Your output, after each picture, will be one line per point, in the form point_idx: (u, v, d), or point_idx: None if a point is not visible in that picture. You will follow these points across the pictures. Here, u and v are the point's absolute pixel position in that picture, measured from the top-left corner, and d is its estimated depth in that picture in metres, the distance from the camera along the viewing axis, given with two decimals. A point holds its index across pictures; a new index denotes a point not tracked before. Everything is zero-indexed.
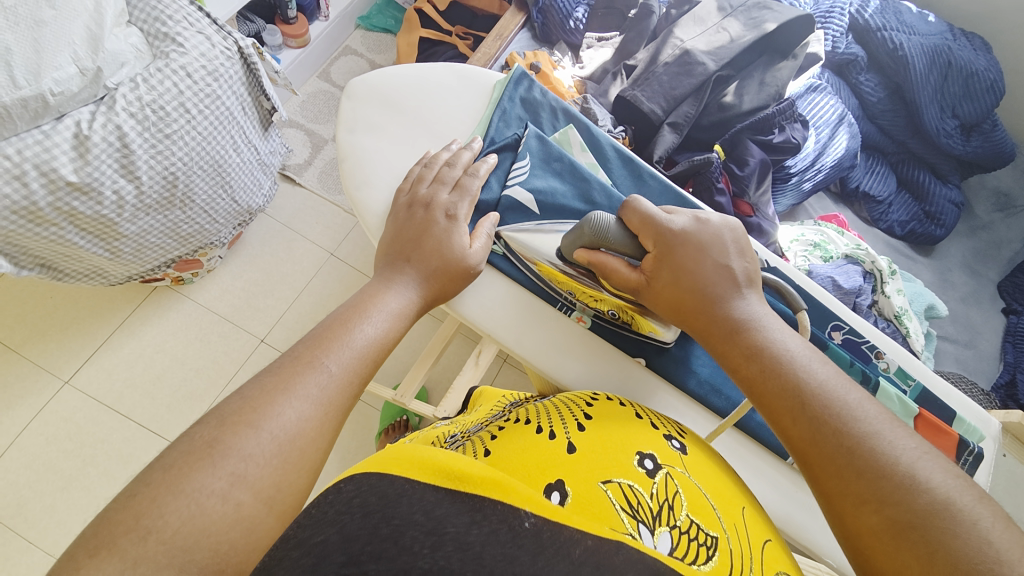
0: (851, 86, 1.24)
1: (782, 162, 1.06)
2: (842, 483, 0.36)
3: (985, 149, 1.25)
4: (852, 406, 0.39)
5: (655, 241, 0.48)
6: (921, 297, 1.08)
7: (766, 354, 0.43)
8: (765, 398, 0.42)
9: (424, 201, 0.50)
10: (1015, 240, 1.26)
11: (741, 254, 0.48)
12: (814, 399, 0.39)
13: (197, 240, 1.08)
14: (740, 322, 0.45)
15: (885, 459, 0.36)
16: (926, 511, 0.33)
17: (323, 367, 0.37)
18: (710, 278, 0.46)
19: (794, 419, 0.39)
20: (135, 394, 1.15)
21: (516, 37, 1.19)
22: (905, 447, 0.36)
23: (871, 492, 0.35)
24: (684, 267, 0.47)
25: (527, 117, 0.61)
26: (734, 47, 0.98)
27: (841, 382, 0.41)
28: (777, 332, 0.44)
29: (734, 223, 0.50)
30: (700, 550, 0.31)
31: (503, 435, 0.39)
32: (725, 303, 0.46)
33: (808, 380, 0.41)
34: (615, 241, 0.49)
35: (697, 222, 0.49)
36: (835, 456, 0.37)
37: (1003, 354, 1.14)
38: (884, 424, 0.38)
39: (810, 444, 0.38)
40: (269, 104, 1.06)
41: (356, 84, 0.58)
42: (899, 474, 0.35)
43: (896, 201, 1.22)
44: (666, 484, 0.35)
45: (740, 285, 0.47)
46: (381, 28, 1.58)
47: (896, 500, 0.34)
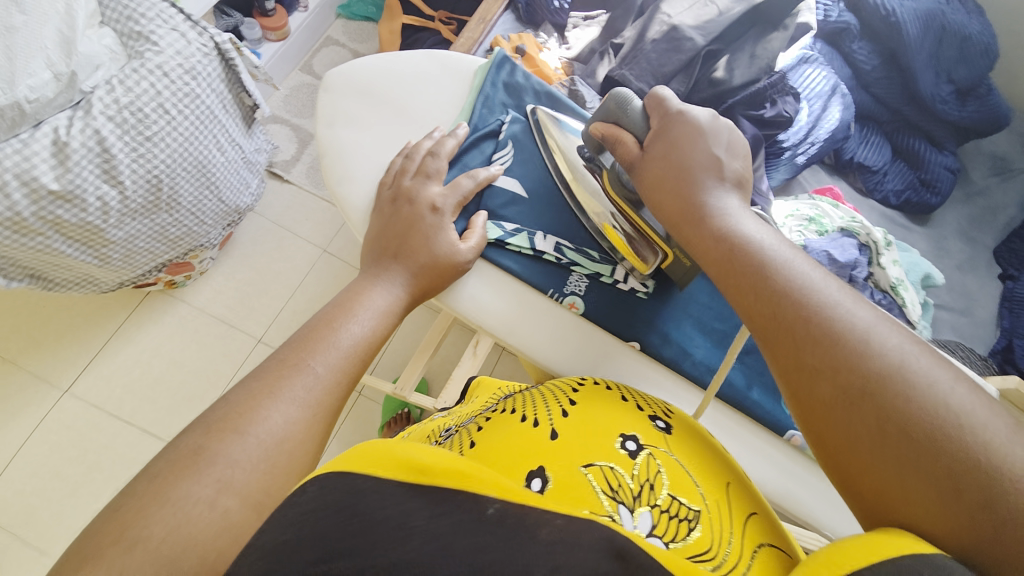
0: (844, 55, 1.22)
1: (775, 137, 1.04)
2: (796, 351, 0.35)
3: (980, 114, 1.23)
4: (814, 281, 0.37)
5: (659, 126, 0.48)
6: (916, 266, 1.08)
7: (734, 236, 0.42)
8: (730, 276, 0.41)
9: (407, 195, 0.49)
10: (1011, 206, 1.25)
11: (729, 150, 0.47)
12: (777, 272, 0.38)
13: (186, 242, 1.07)
14: (710, 210, 0.44)
15: (842, 326, 0.34)
16: (879, 374, 0.32)
17: (310, 369, 0.37)
18: (692, 167, 0.45)
19: (755, 292, 0.39)
20: (136, 398, 1.15)
21: (500, 19, 1.15)
22: (866, 317, 0.35)
23: (823, 355, 0.34)
24: (671, 160, 0.47)
25: (510, 103, 0.59)
26: (723, 19, 0.96)
27: (808, 261, 0.39)
28: (748, 219, 0.43)
29: (732, 125, 0.48)
30: (680, 526, 0.32)
31: (489, 425, 0.40)
32: (699, 192, 0.45)
33: (773, 257, 0.39)
34: (629, 125, 0.50)
35: (691, 118, 0.47)
36: (792, 324, 0.36)
37: (999, 319, 1.14)
38: (847, 298, 0.36)
39: (767, 316, 0.37)
40: (250, 101, 1.04)
41: (332, 75, 0.57)
42: (854, 338, 0.34)
43: (890, 170, 1.21)
44: (649, 464, 0.35)
45: (721, 178, 0.45)
46: (362, 16, 1.54)
47: (848, 363, 0.33)
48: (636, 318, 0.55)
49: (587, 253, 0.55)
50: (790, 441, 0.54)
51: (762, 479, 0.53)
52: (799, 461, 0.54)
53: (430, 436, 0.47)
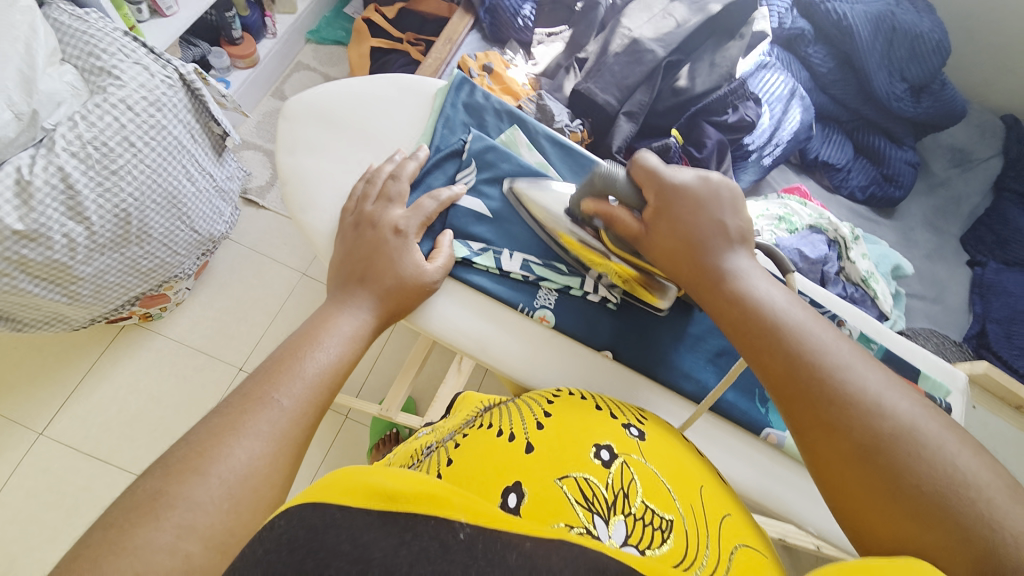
0: (801, 59, 1.26)
1: (740, 141, 1.07)
2: (815, 413, 0.37)
3: (935, 109, 1.28)
4: (826, 343, 0.40)
5: (657, 194, 0.48)
6: (886, 258, 1.11)
7: (747, 299, 0.43)
8: (744, 337, 0.43)
9: (370, 219, 0.49)
10: (973, 195, 1.29)
11: (735, 209, 0.48)
12: (792, 337, 0.40)
13: (160, 274, 1.05)
14: (723, 271, 0.45)
15: (854, 389, 0.37)
16: (890, 437, 0.35)
17: (274, 401, 0.36)
18: (701, 231, 0.46)
19: (772, 354, 0.40)
20: (115, 437, 1.12)
21: (466, 39, 1.18)
22: (877, 380, 0.37)
23: (840, 419, 0.36)
24: (678, 225, 0.47)
25: (471, 122, 0.60)
26: (681, 31, 0.99)
27: (820, 323, 0.41)
28: (760, 280, 0.45)
29: (730, 182, 0.49)
30: (654, 534, 0.32)
31: (465, 441, 0.39)
32: (712, 252, 0.46)
33: (787, 320, 0.41)
34: (623, 196, 0.50)
35: (692, 182, 0.48)
36: (810, 388, 0.38)
37: (971, 306, 1.17)
38: (857, 360, 0.39)
39: (785, 380, 0.39)
40: (219, 129, 1.03)
41: (291, 104, 0.57)
42: (866, 402, 0.36)
43: (854, 167, 1.24)
44: (622, 472, 0.35)
45: (731, 239, 0.47)
46: (331, 40, 1.55)
47: (861, 426, 0.35)
48: (608, 328, 0.55)
49: (555, 267, 0.55)
50: (768, 440, 0.54)
51: (743, 481, 0.53)
52: (779, 460, 0.54)
53: (413, 455, 0.46)
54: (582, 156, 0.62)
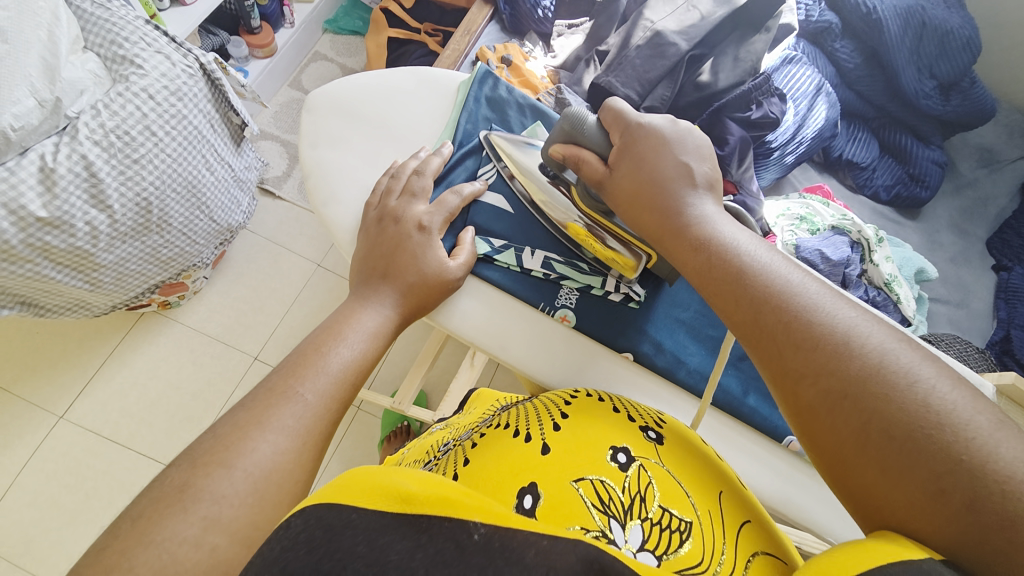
0: (827, 54, 1.23)
1: (763, 138, 1.04)
2: (780, 359, 0.35)
3: (966, 108, 1.24)
4: (792, 284, 0.37)
5: (623, 134, 0.49)
6: (910, 261, 1.08)
7: (713, 242, 0.42)
8: (710, 283, 0.41)
9: (393, 214, 0.49)
10: (1001, 196, 1.26)
11: (700, 156, 0.47)
12: (755, 279, 0.38)
13: (179, 263, 1.06)
14: (689, 216, 0.44)
15: (821, 330, 0.34)
16: (860, 378, 0.32)
17: (299, 396, 0.36)
18: (665, 174, 0.45)
19: (735, 298, 0.39)
20: (133, 422, 1.14)
21: (485, 30, 1.16)
22: (847, 316, 0.35)
23: (807, 363, 0.34)
24: (641, 168, 0.46)
25: (494, 117, 0.60)
26: (705, 25, 0.96)
27: (788, 264, 0.39)
28: (726, 223, 0.43)
29: (695, 129, 0.48)
30: (671, 537, 0.32)
31: (483, 442, 0.39)
32: (676, 197, 0.45)
33: (751, 262, 0.39)
34: (589, 140, 0.50)
35: (655, 126, 0.48)
36: (774, 332, 0.36)
37: (995, 310, 1.14)
38: (826, 299, 0.36)
39: (751, 325, 0.37)
40: (238, 119, 1.04)
41: (314, 96, 0.57)
42: (834, 340, 0.34)
43: (879, 166, 1.21)
44: (639, 476, 0.35)
45: (697, 182, 0.45)
46: (349, 31, 1.54)
47: (831, 369, 0.33)
48: (627, 329, 0.54)
49: (576, 265, 0.55)
50: (788, 447, 0.53)
51: (762, 486, 0.52)
52: (799, 467, 0.53)
53: (428, 452, 0.46)
54: None
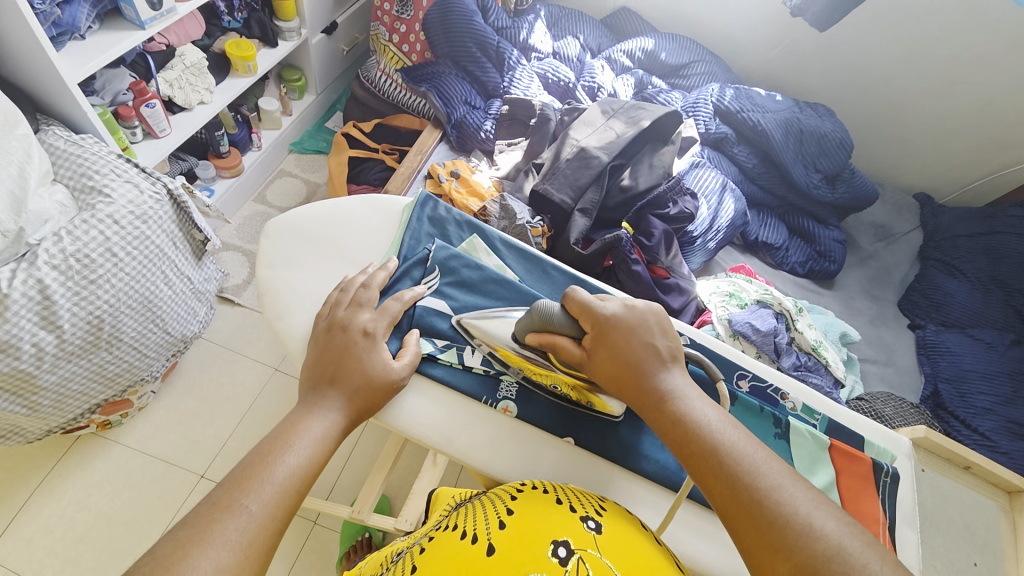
0: (729, 157, 1.45)
1: (684, 229, 1.19)
2: (759, 534, 0.40)
3: (851, 194, 1.45)
4: (759, 463, 0.44)
5: (593, 323, 0.53)
6: (832, 326, 1.20)
7: (688, 420, 0.47)
8: (691, 458, 0.46)
9: (340, 323, 0.53)
10: (900, 264, 1.44)
11: (665, 332, 0.54)
12: (729, 458, 0.44)
13: (127, 378, 1.03)
14: (663, 392, 0.50)
15: (787, 509, 0.40)
16: (825, 557, 0.37)
17: (243, 508, 0.38)
18: (638, 356, 0.51)
19: (715, 474, 0.44)
20: (54, 564, 1.01)
21: (436, 149, 1.33)
22: (803, 497, 0.41)
23: (783, 542, 0.39)
24: (615, 351, 0.51)
25: (435, 232, 0.68)
26: (622, 140, 1.15)
27: (755, 442, 0.46)
28: (697, 400, 0.49)
29: (651, 305, 0.55)
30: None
31: (431, 544, 0.39)
32: (651, 375, 0.51)
33: (723, 442, 0.45)
34: (559, 325, 0.54)
35: (621, 312, 0.53)
36: (750, 508, 0.41)
37: (920, 366, 1.26)
38: (786, 479, 0.42)
39: (728, 498, 0.42)
40: (201, 235, 1.08)
41: (273, 224, 0.64)
42: (801, 524, 0.39)
43: (791, 245, 1.38)
44: (578, 570, 0.35)
45: (664, 359, 0.52)
46: (313, 150, 1.70)
47: (801, 547, 0.38)
48: (569, 415, 0.58)
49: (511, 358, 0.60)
50: None
51: (711, 561, 0.54)
52: None
53: (379, 563, 0.44)
54: (536, 257, 0.69)
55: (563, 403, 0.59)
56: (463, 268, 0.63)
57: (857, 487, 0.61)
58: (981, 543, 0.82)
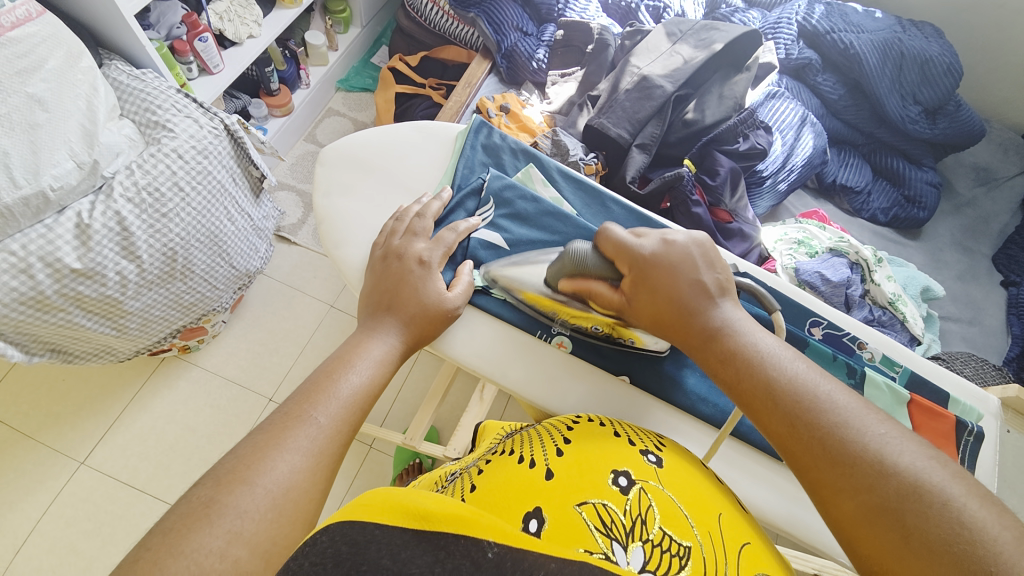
0: (810, 87, 1.28)
1: (753, 167, 1.09)
2: (823, 474, 0.38)
3: (954, 130, 1.26)
4: (821, 398, 0.40)
5: (631, 266, 0.50)
6: (914, 280, 1.09)
7: (740, 357, 0.45)
8: (745, 399, 0.43)
9: (396, 252, 0.53)
10: (1002, 213, 1.26)
11: (712, 266, 0.50)
12: (787, 395, 0.41)
13: (199, 308, 1.11)
14: (713, 330, 0.47)
15: (855, 446, 0.37)
16: (900, 494, 0.35)
17: (312, 419, 0.39)
18: (682, 292, 0.48)
19: (770, 414, 0.41)
20: (150, 466, 1.16)
21: (485, 82, 1.26)
22: (876, 431, 0.38)
23: (854, 480, 0.36)
24: (657, 287, 0.49)
25: (490, 162, 0.65)
26: (689, 67, 1.04)
27: (815, 375, 0.42)
28: (752, 335, 0.46)
29: (695, 236, 0.51)
30: (672, 561, 0.31)
31: (488, 467, 0.39)
32: (699, 311, 0.48)
33: (781, 379, 0.42)
34: (593, 267, 0.52)
35: (661, 246, 0.50)
36: (812, 447, 0.39)
37: (1009, 327, 1.13)
38: (854, 413, 0.39)
39: (787, 436, 0.40)
40: (258, 172, 1.11)
41: (327, 151, 0.63)
42: (872, 461, 0.36)
43: (874, 189, 1.24)
44: (639, 499, 0.35)
45: (713, 293, 0.49)
46: (359, 88, 1.67)
47: (871, 486, 0.36)
48: (625, 355, 0.57)
49: None
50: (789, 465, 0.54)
51: (765, 503, 0.54)
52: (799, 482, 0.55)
53: (435, 482, 0.46)
54: (595, 189, 0.65)
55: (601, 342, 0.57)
56: (518, 201, 0.61)
57: (936, 444, 0.57)
58: None
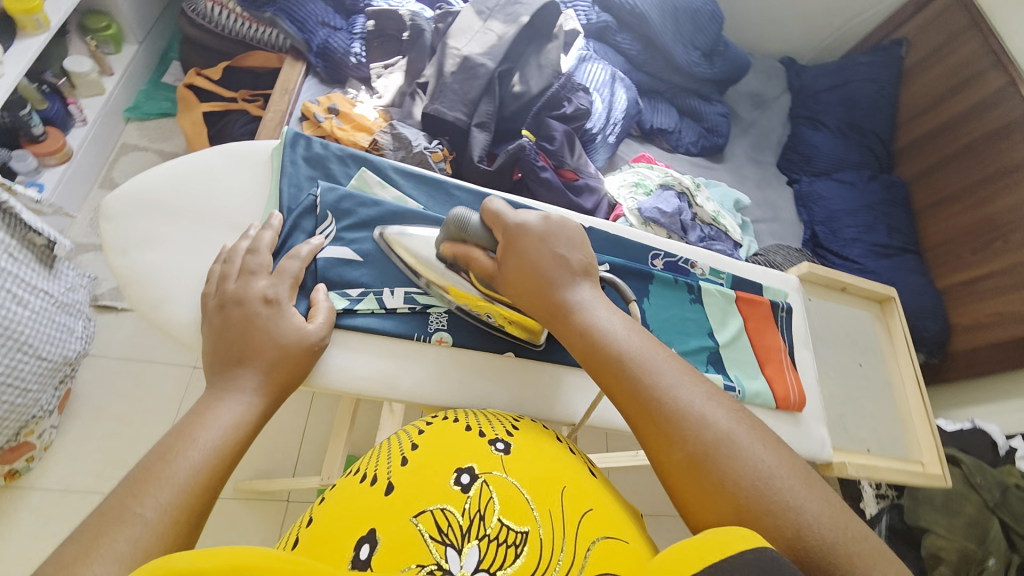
0: (614, 47, 1.41)
1: (582, 127, 1.18)
2: (656, 430, 0.41)
3: (728, 67, 1.49)
4: (659, 363, 0.44)
5: (504, 233, 0.52)
6: (727, 195, 1.29)
7: (592, 330, 0.47)
8: (596, 364, 0.46)
9: (233, 297, 0.48)
10: (778, 127, 1.54)
11: (576, 247, 0.52)
12: (629, 360, 0.44)
13: (12, 419, 0.89)
14: (570, 305, 0.49)
15: (682, 404, 0.41)
16: (714, 445, 0.39)
17: (137, 517, 0.34)
18: (546, 270, 0.50)
19: (617, 378, 0.44)
20: None
21: (303, 87, 1.14)
22: (698, 392, 0.42)
23: (679, 434, 0.40)
24: (524, 262, 0.50)
25: (317, 174, 0.61)
26: (503, 42, 1.07)
27: (655, 345, 0.46)
28: (603, 310, 0.48)
29: (564, 220, 0.53)
30: (508, 551, 0.34)
31: (332, 496, 0.40)
32: (558, 289, 0.49)
33: (625, 347, 0.45)
34: (473, 237, 0.53)
35: (530, 224, 0.52)
36: (648, 406, 0.42)
37: (801, 216, 1.40)
38: (684, 377, 0.43)
39: (628, 397, 0.43)
40: (43, 238, 0.88)
41: (110, 203, 0.54)
42: (694, 415, 0.40)
43: (683, 127, 1.42)
44: (479, 495, 0.37)
45: (574, 272, 0.50)
46: (157, 114, 1.42)
47: (693, 438, 0.39)
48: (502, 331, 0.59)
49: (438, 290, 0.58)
50: None
51: None
52: None
53: None
54: (434, 180, 0.65)
55: (489, 329, 0.58)
56: (359, 209, 0.59)
57: (762, 325, 0.70)
58: (862, 347, 0.97)
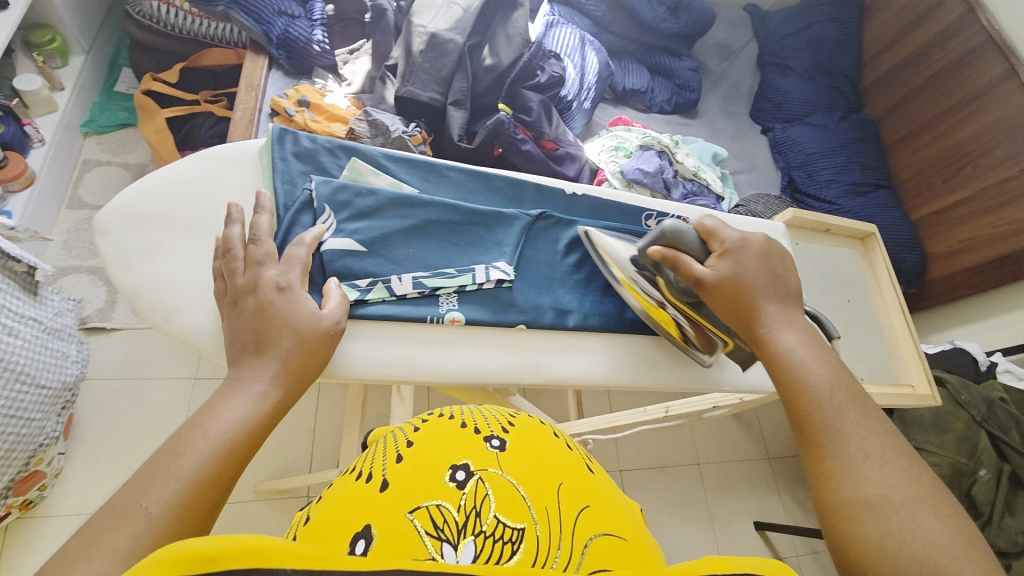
0: (579, 10, 1.39)
1: (557, 95, 1.18)
2: (832, 456, 0.39)
3: (694, 21, 1.47)
4: (849, 402, 0.42)
5: (722, 246, 0.54)
6: (705, 149, 1.31)
7: (787, 354, 0.46)
8: (782, 379, 0.46)
9: (246, 289, 0.48)
10: (746, 77, 1.56)
11: (785, 280, 0.53)
12: (818, 389, 0.43)
13: (21, 450, 0.89)
14: (769, 326, 0.49)
15: (867, 444, 0.39)
16: (895, 499, 0.36)
17: (142, 510, 0.33)
18: (758, 288, 0.51)
19: (804, 399, 0.43)
20: None
21: (269, 80, 1.11)
22: (879, 446, 0.39)
23: (857, 470, 0.38)
24: (740, 276, 0.52)
25: (309, 168, 0.60)
26: (469, 15, 1.07)
27: (849, 391, 0.43)
28: (799, 345, 0.47)
29: (779, 251, 0.55)
30: (503, 548, 0.33)
31: (330, 493, 0.39)
32: (760, 308, 0.50)
33: (816, 375, 0.44)
34: (688, 246, 0.55)
35: (750, 243, 0.54)
36: (831, 431, 0.41)
37: (777, 163, 1.43)
38: (872, 427, 0.40)
39: (811, 418, 0.42)
40: (22, 264, 0.86)
41: (102, 219, 0.53)
42: (878, 459, 0.38)
43: (655, 86, 1.42)
44: (476, 490, 0.36)
45: (779, 298, 0.51)
46: (116, 125, 1.37)
47: (870, 482, 0.37)
48: (511, 304, 0.61)
49: (445, 273, 0.59)
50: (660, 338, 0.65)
51: (661, 377, 0.64)
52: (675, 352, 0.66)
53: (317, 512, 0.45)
54: (423, 162, 0.66)
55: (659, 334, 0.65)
56: (356, 200, 0.59)
57: None
58: (849, 284, 1.02)
